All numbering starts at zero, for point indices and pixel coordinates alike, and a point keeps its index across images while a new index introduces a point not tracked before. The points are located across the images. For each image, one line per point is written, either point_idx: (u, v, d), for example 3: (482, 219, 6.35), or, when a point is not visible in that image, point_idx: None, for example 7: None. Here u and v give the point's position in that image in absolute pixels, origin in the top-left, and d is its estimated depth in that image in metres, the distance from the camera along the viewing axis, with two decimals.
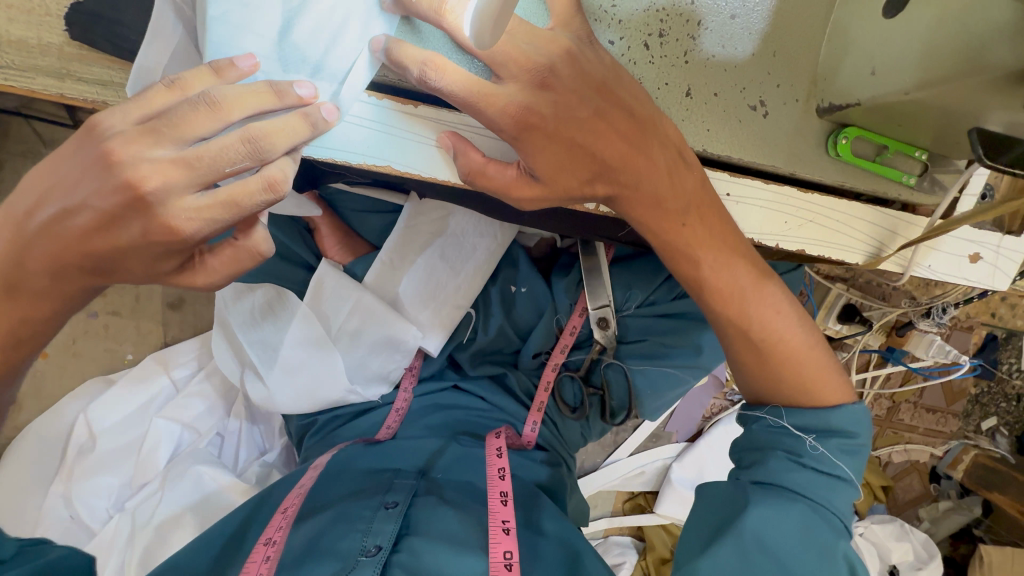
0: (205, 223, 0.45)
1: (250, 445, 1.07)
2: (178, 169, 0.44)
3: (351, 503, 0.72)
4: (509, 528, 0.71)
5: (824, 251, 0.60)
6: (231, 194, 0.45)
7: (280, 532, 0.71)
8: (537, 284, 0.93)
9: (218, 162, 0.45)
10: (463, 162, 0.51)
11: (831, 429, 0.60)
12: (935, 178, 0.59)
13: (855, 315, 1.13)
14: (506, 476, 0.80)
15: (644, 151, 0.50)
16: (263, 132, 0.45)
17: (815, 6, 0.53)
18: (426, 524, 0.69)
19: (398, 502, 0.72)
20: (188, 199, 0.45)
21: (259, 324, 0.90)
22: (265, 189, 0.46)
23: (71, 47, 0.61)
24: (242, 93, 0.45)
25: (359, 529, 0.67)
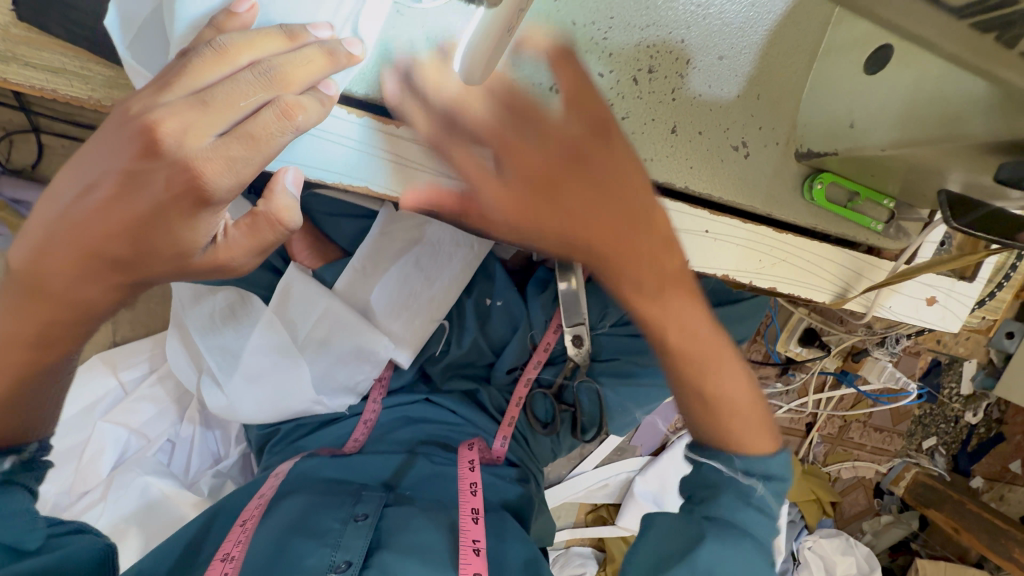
0: (225, 163, 0.38)
1: (203, 453, 1.02)
2: (196, 110, 0.37)
3: (315, 514, 0.69)
4: (479, 549, 0.68)
5: (794, 289, 0.62)
6: (248, 131, 0.38)
7: (239, 546, 0.66)
8: (511, 299, 0.93)
9: (232, 98, 0.37)
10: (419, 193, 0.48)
11: (768, 473, 0.61)
12: (900, 226, 0.62)
13: (815, 339, 1.17)
14: (478, 492, 0.78)
15: (615, 194, 0.48)
16: (279, 66, 0.38)
17: (798, 52, 0.54)
18: (398, 535, 0.67)
19: (368, 514, 0.70)
20: (202, 140, 0.37)
21: (220, 329, 0.86)
22: (282, 122, 0.38)
23: (19, 28, 0.56)
24: (251, 37, 0.39)
25: (329, 542, 0.65)
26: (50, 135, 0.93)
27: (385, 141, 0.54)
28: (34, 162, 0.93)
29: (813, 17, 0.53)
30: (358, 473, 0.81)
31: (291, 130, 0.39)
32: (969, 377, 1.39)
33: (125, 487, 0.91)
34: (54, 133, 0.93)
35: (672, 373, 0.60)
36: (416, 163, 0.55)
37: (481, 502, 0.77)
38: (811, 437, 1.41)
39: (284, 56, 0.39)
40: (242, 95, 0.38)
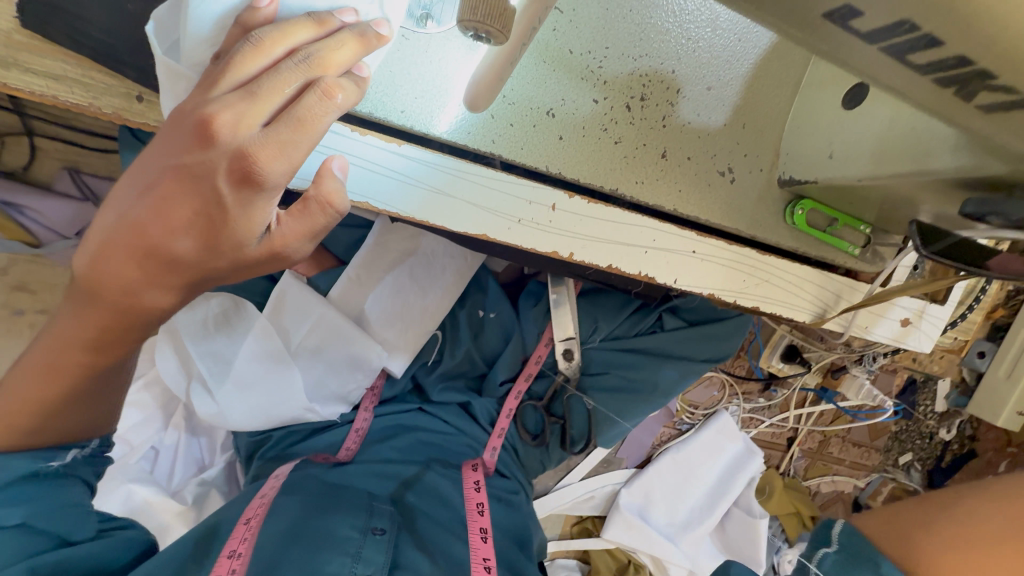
0: (271, 145, 0.36)
1: (187, 461, 1.01)
2: (244, 101, 0.36)
3: (327, 521, 0.68)
4: (490, 566, 0.72)
5: (777, 309, 0.64)
6: (296, 114, 0.36)
7: (245, 543, 0.64)
8: (504, 310, 0.94)
9: (277, 83, 0.37)
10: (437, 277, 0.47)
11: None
12: (876, 251, 0.64)
13: (797, 355, 1.21)
14: (484, 513, 0.82)
15: None
16: (319, 51, 0.38)
17: (781, 85, 0.57)
18: (408, 557, 0.68)
19: (385, 529, 0.70)
20: (253, 129, 0.36)
21: (212, 335, 0.86)
22: (324, 101, 0.37)
23: (22, 35, 0.56)
24: (285, 27, 0.39)
25: (347, 556, 0.64)
26: (43, 137, 0.92)
27: (397, 161, 0.50)
28: (25, 163, 0.92)
29: (793, 56, 0.57)
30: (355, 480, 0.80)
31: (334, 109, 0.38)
32: (943, 396, 1.44)
33: (108, 492, 0.90)
34: (47, 136, 0.92)
35: None
36: (420, 180, 0.51)
37: (488, 523, 0.80)
38: (792, 451, 1.44)
39: (323, 41, 0.38)
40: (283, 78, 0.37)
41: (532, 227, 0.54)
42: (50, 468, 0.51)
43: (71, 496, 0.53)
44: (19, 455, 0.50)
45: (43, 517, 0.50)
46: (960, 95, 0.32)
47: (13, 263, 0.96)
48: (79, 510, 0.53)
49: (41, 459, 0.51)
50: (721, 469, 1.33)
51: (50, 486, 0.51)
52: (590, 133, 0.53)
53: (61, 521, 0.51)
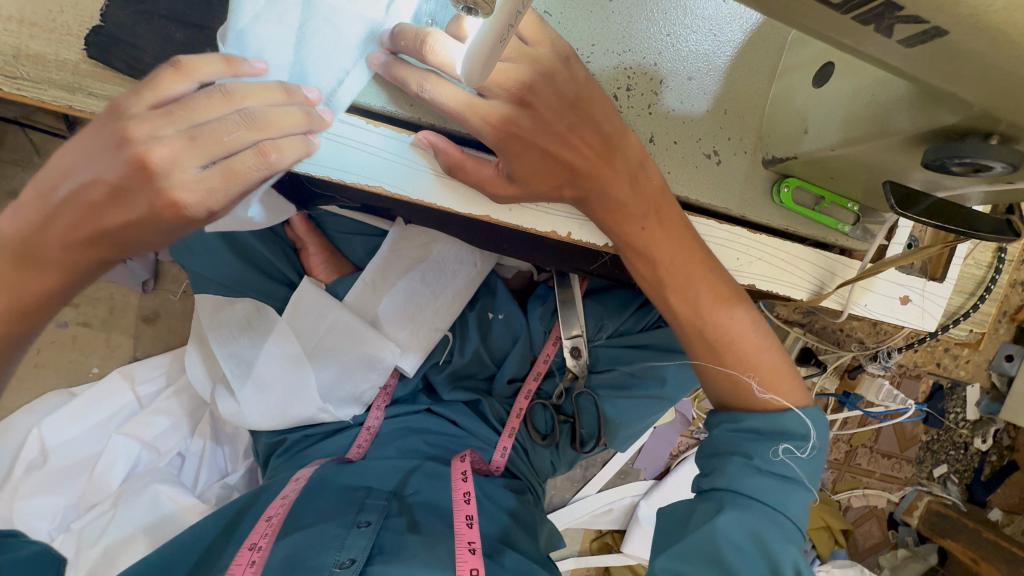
0: (205, 194, 0.46)
1: (211, 467, 1.05)
2: (183, 143, 0.44)
3: (315, 528, 0.71)
4: (475, 548, 0.72)
5: (772, 286, 0.67)
6: (232, 164, 0.46)
7: (265, 538, 0.71)
8: (513, 312, 0.98)
9: (221, 132, 0.45)
10: (443, 158, 0.56)
11: (786, 431, 0.60)
12: (866, 228, 0.67)
13: (811, 357, 1.21)
14: (473, 501, 0.81)
15: (610, 163, 0.56)
16: (266, 115, 0.47)
17: (758, 75, 0.62)
18: (397, 544, 0.71)
19: (371, 521, 0.74)
20: (188, 169, 0.45)
21: (236, 338, 0.92)
22: (260, 161, 0.47)
23: (87, 63, 0.65)
24: (255, 87, 0.48)
25: (330, 543, 0.69)
26: None
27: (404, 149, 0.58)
28: None
29: (767, 46, 0.62)
30: (376, 471, 0.85)
31: (264, 165, 0.47)
32: (974, 402, 1.39)
33: (135, 495, 0.93)
34: None
35: (683, 338, 0.64)
36: (428, 167, 0.59)
37: (475, 508, 0.80)
38: None
39: (273, 107, 0.48)
40: (226, 132, 0.46)
41: (528, 208, 0.62)
42: None
43: None
44: None
45: None
46: (880, 32, 0.36)
47: None
48: None
49: None
50: None
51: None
52: None
53: None
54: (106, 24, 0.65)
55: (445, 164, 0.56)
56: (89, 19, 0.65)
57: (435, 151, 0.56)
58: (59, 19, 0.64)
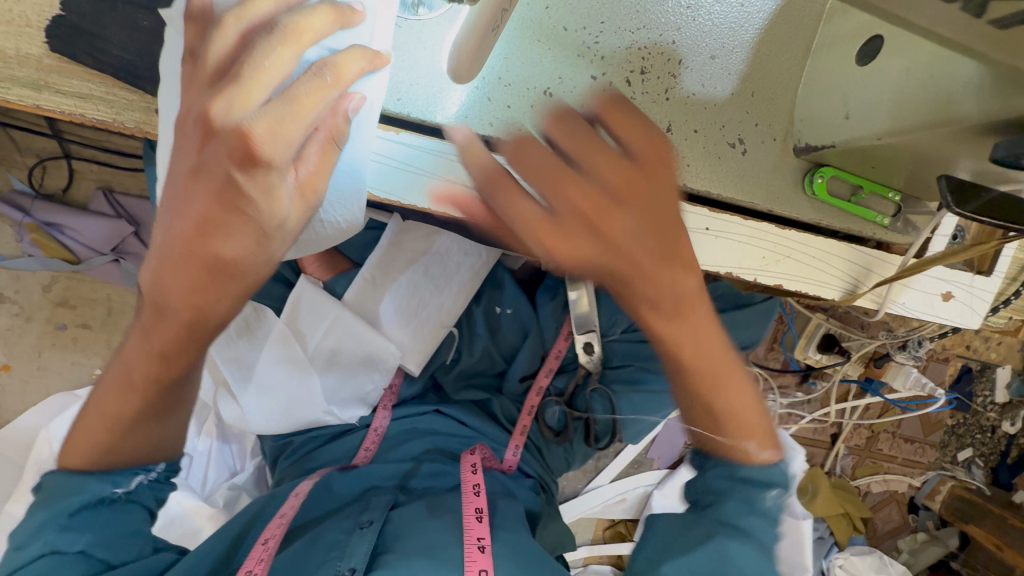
0: (269, 122, 0.39)
1: (220, 466, 1.04)
2: (233, 87, 0.40)
3: (320, 537, 0.70)
4: (484, 546, 0.68)
5: (801, 286, 0.61)
6: (296, 89, 0.40)
7: (261, 564, 0.67)
8: (521, 306, 0.96)
9: (258, 55, 0.40)
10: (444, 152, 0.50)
11: (770, 480, 0.55)
12: (908, 220, 0.60)
13: (835, 345, 1.14)
14: (480, 493, 0.79)
15: (647, 174, 0.46)
16: (295, 22, 0.41)
17: (790, 51, 0.55)
18: (403, 537, 0.68)
19: (373, 520, 0.72)
20: (246, 108, 0.40)
21: (235, 342, 0.87)
22: (317, 81, 0.41)
23: (51, 58, 0.60)
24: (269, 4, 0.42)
25: (336, 554, 0.66)
26: (81, 160, 0.94)
27: (395, 149, 0.51)
28: (64, 186, 0.95)
29: (802, 17, 0.55)
30: (386, 476, 0.84)
31: (334, 88, 0.42)
32: (1004, 384, 1.32)
33: None
34: (85, 158, 0.94)
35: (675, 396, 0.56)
36: (427, 173, 0.52)
37: (485, 501, 0.77)
38: (838, 448, 1.36)
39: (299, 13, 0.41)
40: (266, 56, 0.40)
41: None
42: (115, 494, 0.58)
43: (130, 518, 0.59)
44: (93, 478, 0.57)
45: (101, 546, 0.55)
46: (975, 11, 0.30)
47: (55, 280, 0.99)
48: (127, 533, 0.57)
49: (111, 484, 0.58)
50: None
51: (117, 510, 0.58)
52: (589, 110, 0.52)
53: (117, 549, 0.56)
54: (67, 13, 0.59)
55: None
56: (50, 7, 0.59)
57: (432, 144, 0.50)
58: (17, 8, 0.59)
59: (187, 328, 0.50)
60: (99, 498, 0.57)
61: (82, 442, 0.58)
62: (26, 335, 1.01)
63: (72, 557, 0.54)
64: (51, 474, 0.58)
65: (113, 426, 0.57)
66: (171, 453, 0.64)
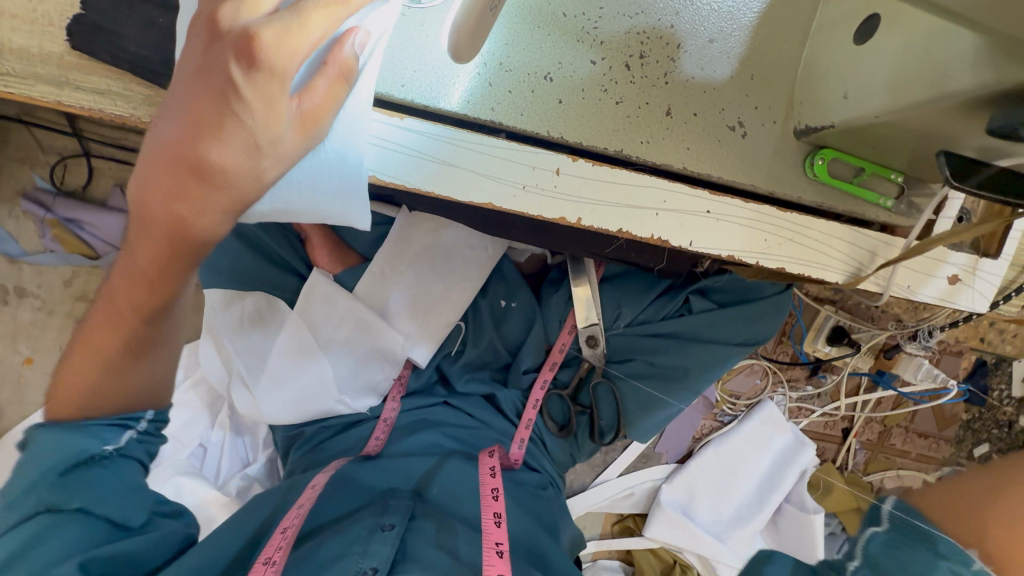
0: (279, 31, 0.40)
1: (233, 458, 1.06)
2: None
3: (343, 531, 0.70)
4: (503, 551, 0.72)
5: (804, 269, 0.61)
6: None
7: (279, 551, 0.69)
8: (526, 300, 0.97)
9: None
10: (447, 138, 0.51)
11: None
12: (912, 202, 0.60)
13: (844, 336, 1.14)
14: (500, 498, 0.82)
15: None
16: None
17: (789, 34, 0.56)
18: (421, 548, 0.69)
19: (394, 524, 0.71)
20: (256, 13, 0.41)
21: (247, 332, 0.92)
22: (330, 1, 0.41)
23: (71, 55, 0.62)
24: None
25: (356, 551, 0.66)
26: (100, 159, 0.97)
27: (400, 133, 0.51)
28: (84, 184, 0.98)
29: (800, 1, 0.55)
30: (399, 466, 0.85)
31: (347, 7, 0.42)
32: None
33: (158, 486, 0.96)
34: (104, 156, 0.97)
35: None
36: (434, 156, 0.51)
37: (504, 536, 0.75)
38: (849, 443, 1.34)
39: None
40: None
41: (537, 193, 0.53)
42: (103, 451, 0.59)
43: (126, 472, 0.61)
44: (82, 433, 0.58)
45: (97, 505, 0.58)
46: None
47: (75, 275, 1.02)
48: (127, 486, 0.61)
49: (102, 441, 0.59)
50: (772, 460, 1.26)
51: (107, 467, 0.59)
52: (589, 94, 0.53)
53: (114, 506, 0.59)
54: (87, 12, 0.61)
55: (447, 139, 0.51)
56: (71, 7, 0.61)
57: (438, 129, 0.51)
58: (40, 8, 0.61)
59: (168, 245, 0.47)
60: (88, 456, 0.58)
61: (72, 384, 0.58)
62: (47, 329, 1.04)
63: (70, 515, 0.57)
64: (39, 429, 0.58)
65: (103, 371, 0.57)
66: (159, 400, 0.64)
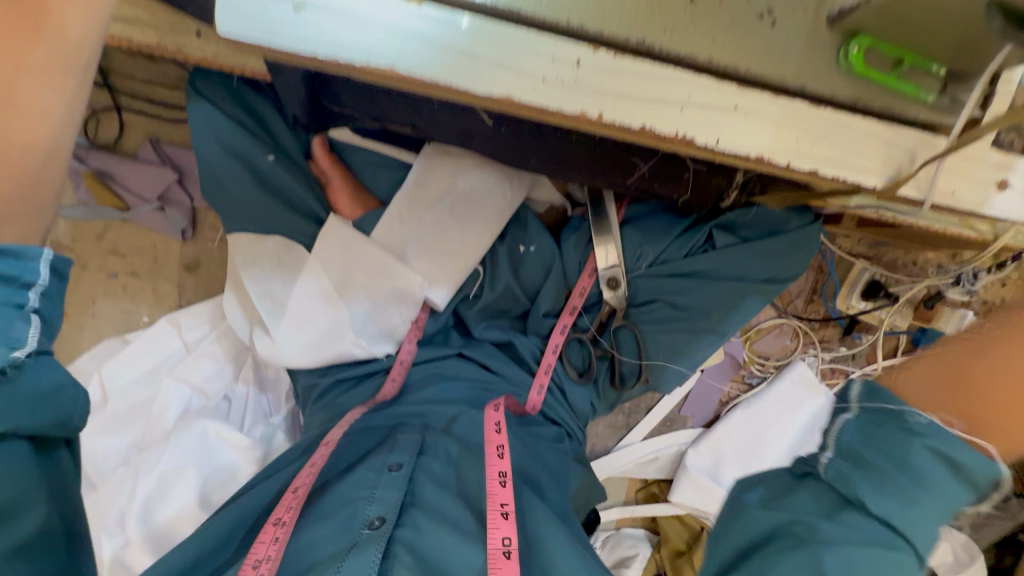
0: None
1: (256, 411, 1.07)
2: None
3: (353, 476, 0.76)
4: (508, 512, 0.71)
5: (838, 171, 0.58)
6: None
7: (289, 511, 0.73)
8: (545, 243, 0.95)
9: None
10: (466, 25, 0.50)
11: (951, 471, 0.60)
12: (955, 97, 0.56)
13: (880, 289, 1.13)
14: (504, 456, 0.80)
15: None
16: None
17: None
18: (430, 492, 0.75)
19: (402, 463, 0.77)
20: None
21: (269, 276, 0.93)
22: None
23: None
24: None
25: (363, 497, 0.71)
26: (131, 112, 1.00)
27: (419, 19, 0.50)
28: (115, 137, 1.01)
29: None
30: (413, 413, 0.89)
31: None
32: None
33: (184, 430, 0.95)
34: (134, 110, 1.00)
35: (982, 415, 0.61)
36: (452, 45, 0.50)
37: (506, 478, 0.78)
38: None
39: None
40: None
41: (557, 84, 0.52)
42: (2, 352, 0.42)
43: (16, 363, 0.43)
44: None
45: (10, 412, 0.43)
46: None
47: (107, 229, 1.05)
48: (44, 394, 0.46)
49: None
50: (805, 424, 1.20)
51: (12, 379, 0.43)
52: None
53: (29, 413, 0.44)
54: None
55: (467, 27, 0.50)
56: None
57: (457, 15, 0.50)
58: None
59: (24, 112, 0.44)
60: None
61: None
62: (81, 282, 1.07)
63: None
64: None
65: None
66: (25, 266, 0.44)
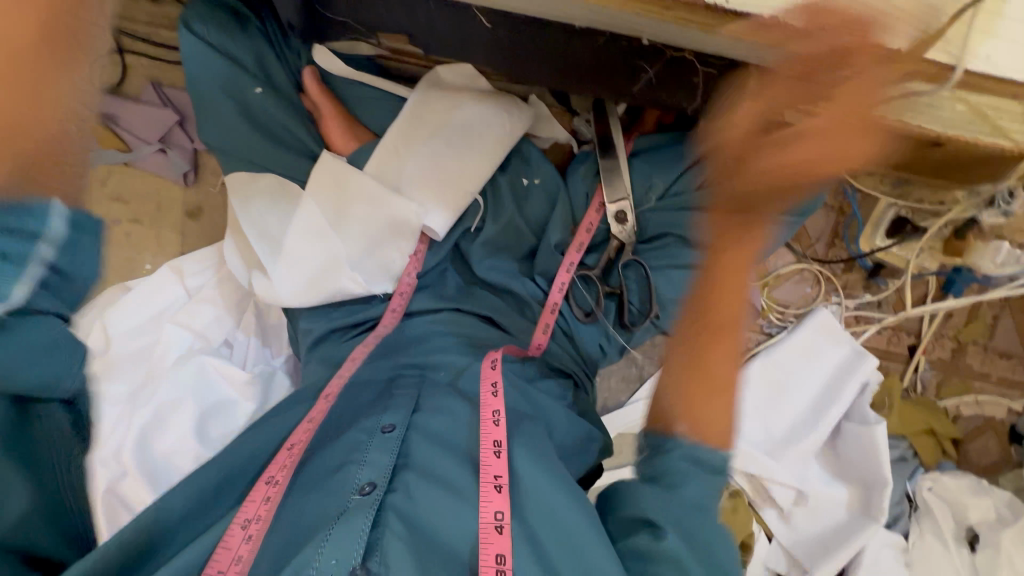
0: None
1: (257, 358, 1.03)
2: None
3: (342, 437, 0.75)
4: (501, 485, 0.69)
5: (859, 30, 0.54)
6: None
7: (282, 471, 0.73)
8: (546, 174, 0.94)
9: None
10: None
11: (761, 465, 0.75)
12: None
13: (907, 225, 1.08)
14: (500, 424, 0.75)
15: None
16: None
17: None
18: (424, 451, 0.73)
19: (396, 425, 0.75)
20: None
21: (264, 214, 0.90)
22: None
23: None
24: None
25: (356, 459, 0.71)
26: (134, 56, 1.01)
27: None
28: (118, 80, 1.01)
29: None
30: (412, 365, 0.86)
31: None
32: None
33: (182, 364, 0.94)
34: (137, 53, 1.01)
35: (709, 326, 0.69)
36: None
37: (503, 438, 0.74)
38: (917, 361, 1.21)
39: None
40: None
41: None
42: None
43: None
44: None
45: None
46: None
47: (110, 174, 1.05)
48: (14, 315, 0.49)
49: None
50: (828, 372, 1.14)
51: None
52: None
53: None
54: None
55: None
56: None
57: None
58: None
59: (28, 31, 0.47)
60: None
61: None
62: None
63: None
64: None
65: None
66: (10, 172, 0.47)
